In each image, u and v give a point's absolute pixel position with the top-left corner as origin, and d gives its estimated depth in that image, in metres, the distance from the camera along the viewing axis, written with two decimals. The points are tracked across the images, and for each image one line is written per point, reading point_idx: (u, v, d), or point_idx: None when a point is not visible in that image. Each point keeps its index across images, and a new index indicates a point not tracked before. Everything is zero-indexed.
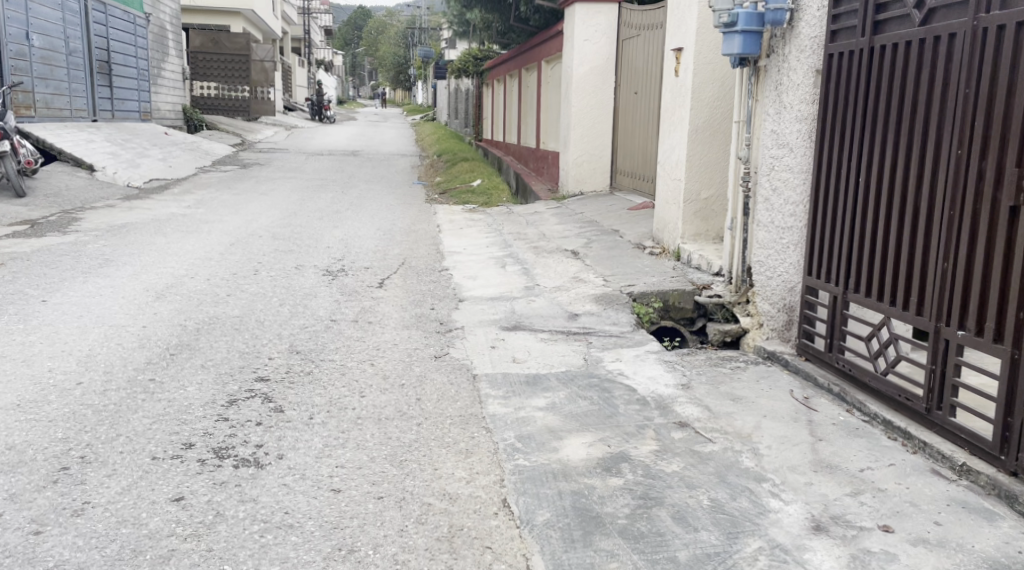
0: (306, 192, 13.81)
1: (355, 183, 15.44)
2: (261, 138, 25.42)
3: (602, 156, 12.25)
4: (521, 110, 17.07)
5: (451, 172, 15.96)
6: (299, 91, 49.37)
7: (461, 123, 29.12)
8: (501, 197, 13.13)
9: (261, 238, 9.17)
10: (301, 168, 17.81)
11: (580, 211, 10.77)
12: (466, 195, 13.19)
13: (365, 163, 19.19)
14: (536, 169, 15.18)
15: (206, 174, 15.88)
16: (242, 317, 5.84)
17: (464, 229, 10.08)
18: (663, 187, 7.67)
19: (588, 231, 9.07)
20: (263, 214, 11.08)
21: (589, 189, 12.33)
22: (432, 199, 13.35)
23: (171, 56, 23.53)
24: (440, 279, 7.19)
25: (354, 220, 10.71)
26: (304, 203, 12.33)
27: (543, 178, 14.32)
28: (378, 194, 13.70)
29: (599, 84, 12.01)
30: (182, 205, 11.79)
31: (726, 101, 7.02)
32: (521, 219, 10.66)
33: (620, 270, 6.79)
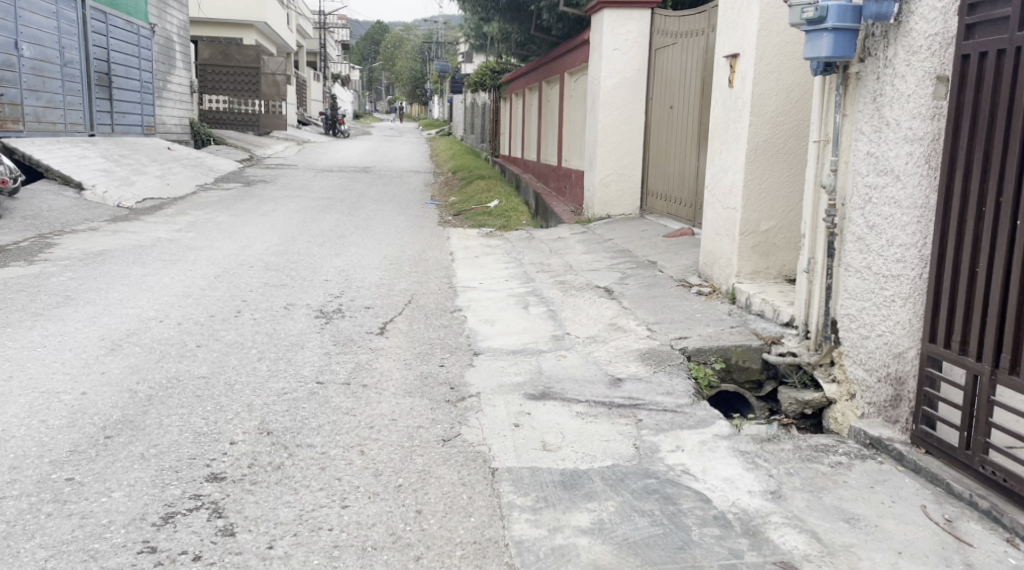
0: (310, 213, 12.78)
1: (363, 202, 14.41)
2: (270, 154, 24.47)
3: (631, 176, 11.18)
4: (542, 125, 16.03)
5: (467, 191, 14.88)
6: (313, 104, 48.49)
7: (477, 138, 28.16)
8: (521, 219, 12.05)
9: (251, 269, 8.13)
10: (307, 185, 16.80)
11: (609, 237, 9.69)
12: (482, 217, 12.10)
13: (376, 181, 18.17)
14: (557, 189, 14.13)
15: (206, 193, 14.89)
16: (207, 378, 4.77)
17: (480, 258, 9.02)
18: (713, 215, 6.59)
19: (620, 262, 7.99)
20: (260, 239, 10.07)
21: (617, 212, 11.26)
22: (445, 222, 12.28)
23: (177, 68, 22.62)
24: (451, 324, 6.11)
25: (358, 247, 9.67)
26: (305, 226, 11.29)
27: (566, 199, 13.23)
28: (387, 216, 12.66)
29: (630, 97, 10.96)
30: (172, 228, 10.77)
31: (792, 116, 5.93)
32: (543, 246, 9.59)
33: (666, 315, 5.71)
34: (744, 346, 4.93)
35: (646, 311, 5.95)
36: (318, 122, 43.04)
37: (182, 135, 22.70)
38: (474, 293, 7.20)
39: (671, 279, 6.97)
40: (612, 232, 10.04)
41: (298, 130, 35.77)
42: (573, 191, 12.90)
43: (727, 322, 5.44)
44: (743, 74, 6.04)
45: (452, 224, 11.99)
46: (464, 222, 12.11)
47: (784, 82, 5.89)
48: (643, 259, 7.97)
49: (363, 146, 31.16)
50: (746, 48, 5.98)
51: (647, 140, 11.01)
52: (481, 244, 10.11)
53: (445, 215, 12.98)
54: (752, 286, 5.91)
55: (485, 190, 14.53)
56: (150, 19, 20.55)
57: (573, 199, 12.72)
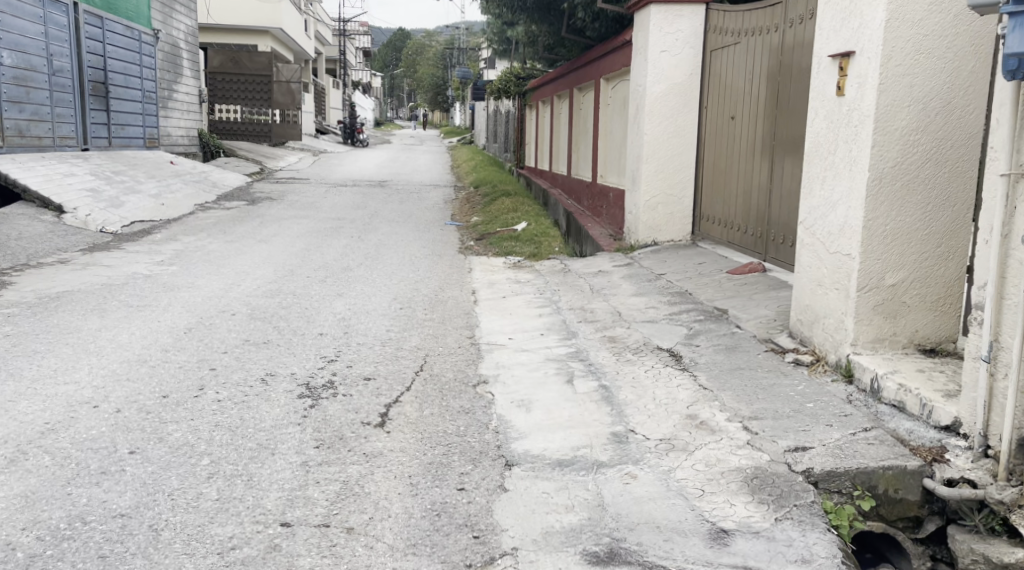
0: (315, 237, 11.37)
1: (376, 223, 13.01)
2: (282, 166, 23.13)
3: (681, 197, 9.71)
4: (573, 136, 14.63)
5: (492, 209, 13.45)
6: (333, 113, 47.28)
7: (500, 147, 26.80)
8: (552, 244, 10.60)
9: (232, 320, 6.69)
10: (316, 203, 15.39)
11: (661, 271, 8.23)
12: (508, 242, 10.64)
13: (392, 197, 16.76)
14: (591, 209, 12.69)
15: (205, 213, 13.53)
16: (127, 520, 3.34)
17: (511, 301, 7.57)
18: (811, 259, 5.14)
19: (681, 309, 6.53)
20: (254, 274, 8.67)
21: (665, 238, 9.79)
22: (466, 247, 10.83)
23: (184, 76, 21.33)
24: (472, 410, 4.67)
25: (366, 284, 8.24)
26: (308, 255, 9.89)
27: (603, 222, 11.76)
28: (402, 241, 11.24)
29: (681, 106, 9.52)
30: (155, 260, 9.39)
31: (931, 134, 4.47)
32: (582, 283, 8.14)
33: (765, 403, 4.24)
34: (896, 470, 3.48)
35: (733, 393, 4.48)
36: (336, 131, 41.76)
37: (190, 147, 21.42)
38: (501, 355, 5.75)
39: (752, 337, 5.49)
40: (661, 265, 8.60)
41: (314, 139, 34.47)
42: (611, 212, 11.43)
43: (853, 421, 3.97)
44: (859, 79, 4.59)
45: (474, 251, 10.53)
46: (487, 248, 10.65)
47: (921, 89, 4.42)
48: (709, 306, 6.50)
49: (381, 156, 29.81)
50: (865, 44, 4.53)
51: (701, 156, 9.55)
52: (507, 279, 8.67)
53: (467, 239, 11.52)
54: (877, 361, 4.46)
55: (513, 209, 13.08)
56: (155, 25, 19.24)
57: (612, 221, 11.24)
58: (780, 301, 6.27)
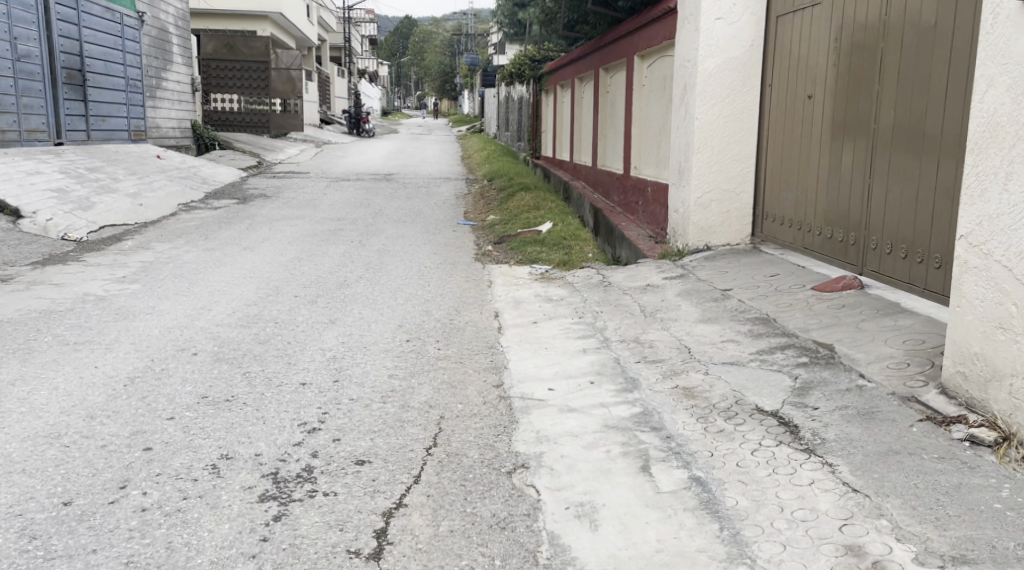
0: (310, 242, 9.89)
1: (380, 223, 11.52)
2: (282, 159, 21.64)
3: (739, 193, 8.25)
4: (602, 123, 13.19)
5: (511, 206, 12.00)
6: (337, 102, 45.68)
7: (512, 136, 25.27)
8: (586, 250, 9.12)
9: (190, 364, 5.20)
10: (314, 200, 13.89)
11: (728, 285, 6.76)
12: (532, 246, 9.21)
13: (399, 192, 15.26)
14: (625, 205, 11.22)
15: (189, 214, 12.06)
16: None
17: (544, 329, 6.11)
18: (981, 289, 3.66)
19: (770, 344, 5.05)
20: (231, 293, 7.19)
21: (719, 241, 8.33)
22: (484, 253, 9.39)
23: (175, 64, 19.83)
24: (509, 525, 3.23)
25: (365, 308, 6.77)
26: (300, 267, 8.43)
27: (641, 222, 10.31)
28: (408, 246, 9.75)
29: (740, 84, 8.06)
30: (117, 274, 7.92)
31: None
32: (630, 302, 6.67)
33: (968, 532, 2.91)
34: None
35: (902, 503, 3.09)
36: (341, 121, 40.20)
37: (182, 140, 19.95)
38: (540, 417, 4.29)
39: (888, 395, 3.98)
40: (722, 277, 7.11)
41: (318, 130, 32.89)
42: (649, 211, 9.98)
43: None
44: None
45: (493, 258, 9.09)
46: (509, 254, 9.21)
47: None
48: (806, 340, 5.02)
49: (387, 147, 28.29)
50: None
51: (764, 144, 8.08)
52: (535, 297, 7.20)
53: (485, 242, 10.07)
54: None
55: (535, 206, 11.64)
56: (141, 8, 17.73)
57: (652, 222, 9.78)
58: (904, 336, 4.79)
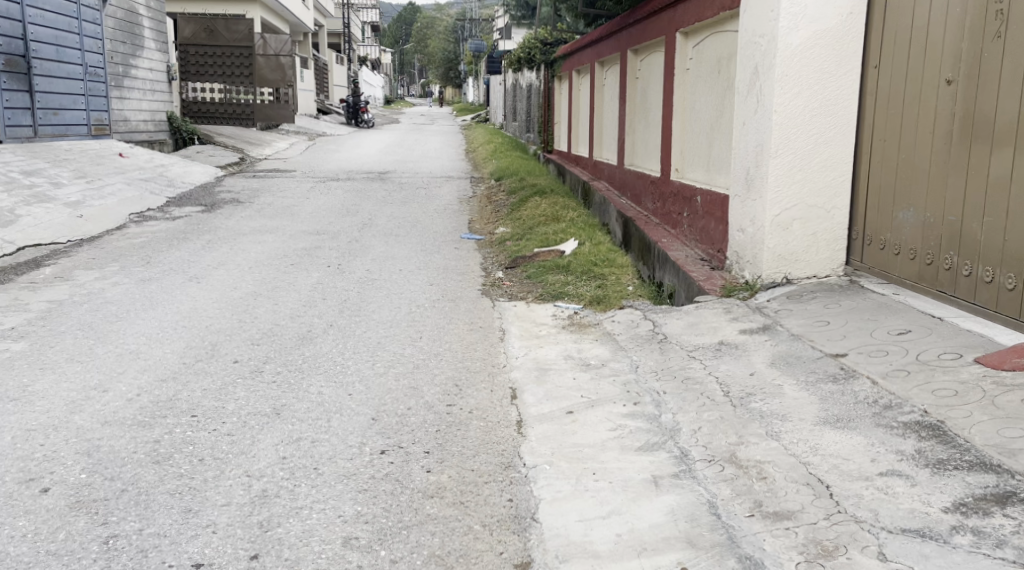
0: (275, 268, 7.93)
1: (365, 239, 9.56)
2: (268, 154, 19.63)
3: (828, 210, 6.33)
4: (633, 115, 11.27)
5: (525, 214, 10.09)
6: (336, 89, 43.53)
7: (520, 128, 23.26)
8: (624, 279, 7.18)
9: (26, 521, 3.23)
10: (294, 207, 11.89)
11: (841, 349, 4.82)
12: (556, 274, 7.34)
13: (393, 195, 13.25)
14: (666, 215, 9.29)
15: (141, 226, 10.10)
16: None
17: (586, 425, 4.18)
18: None
19: (967, 485, 3.13)
20: (145, 356, 5.21)
21: (802, 272, 6.41)
22: (494, 281, 7.49)
23: (148, 49, 17.77)
24: None
25: (329, 385, 4.79)
26: (254, 308, 6.46)
27: (687, 239, 8.40)
28: (397, 273, 7.79)
29: (833, 65, 6.13)
30: (7, 322, 5.94)
31: None
32: (703, 374, 4.73)
33: None
34: None
35: None
36: (339, 110, 38.15)
37: (156, 134, 17.98)
38: None
39: None
40: (826, 332, 5.18)
41: (311, 120, 30.76)
42: (699, 225, 8.06)
43: None
44: None
45: (506, 289, 7.22)
46: (526, 284, 7.33)
47: None
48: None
49: (384, 139, 26.25)
50: None
51: (862, 145, 6.20)
52: (566, 359, 5.26)
53: (495, 263, 8.18)
54: None
55: (554, 215, 9.72)
56: None
57: (703, 241, 7.88)
58: None
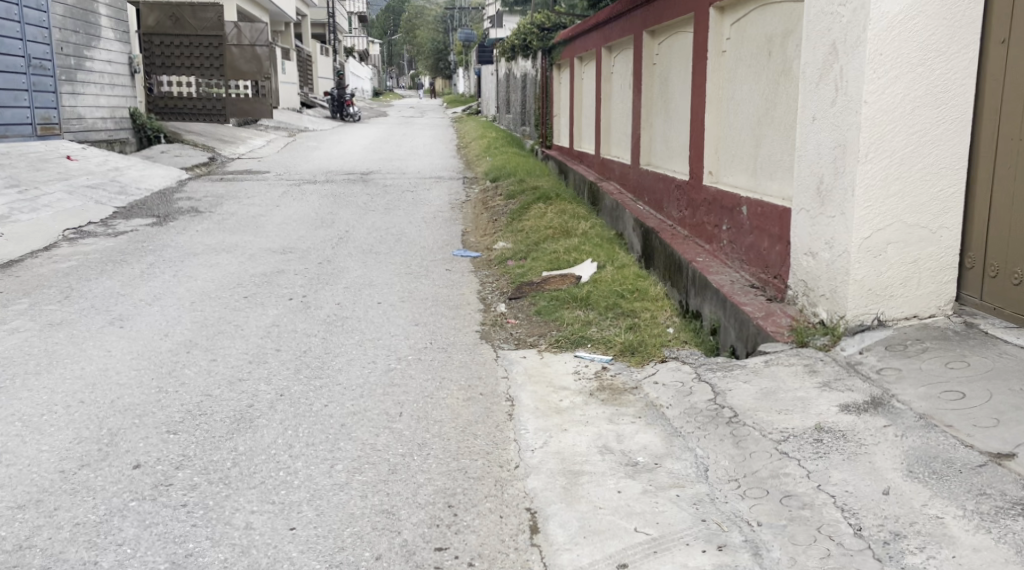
0: (224, 302, 6.44)
1: (339, 259, 8.06)
2: (242, 153, 18.08)
3: (934, 230, 4.87)
4: (651, 106, 9.81)
5: (531, 226, 8.62)
6: (321, 82, 41.94)
7: (515, 120, 21.69)
8: (660, 317, 5.70)
9: None
10: (262, 217, 10.39)
11: (1008, 448, 3.32)
12: (574, 309, 5.86)
13: (376, 201, 11.73)
14: (698, 228, 7.82)
15: (75, 245, 8.59)
16: None
17: None
18: None
19: None
20: (7, 458, 3.73)
21: (899, 312, 4.93)
22: (497, 319, 6.02)
23: (105, 39, 16.18)
24: None
25: (263, 511, 3.31)
26: (183, 365, 4.97)
27: (729, 258, 6.93)
28: (374, 309, 6.29)
29: (943, 41, 4.70)
30: None
31: None
32: (809, 488, 3.24)
33: None
34: None
35: None
36: (324, 104, 36.56)
37: (116, 133, 16.46)
38: None
39: None
40: (967, 411, 3.71)
41: (292, 114, 29.14)
42: (745, 243, 6.60)
43: None
44: None
45: (510, 331, 5.73)
46: (537, 322, 5.85)
47: None
48: None
49: (370, 135, 24.64)
50: None
51: (979, 145, 4.78)
52: (603, 454, 3.78)
53: (498, 293, 6.70)
54: None
55: (565, 228, 8.25)
56: None
57: (753, 263, 6.41)
58: None
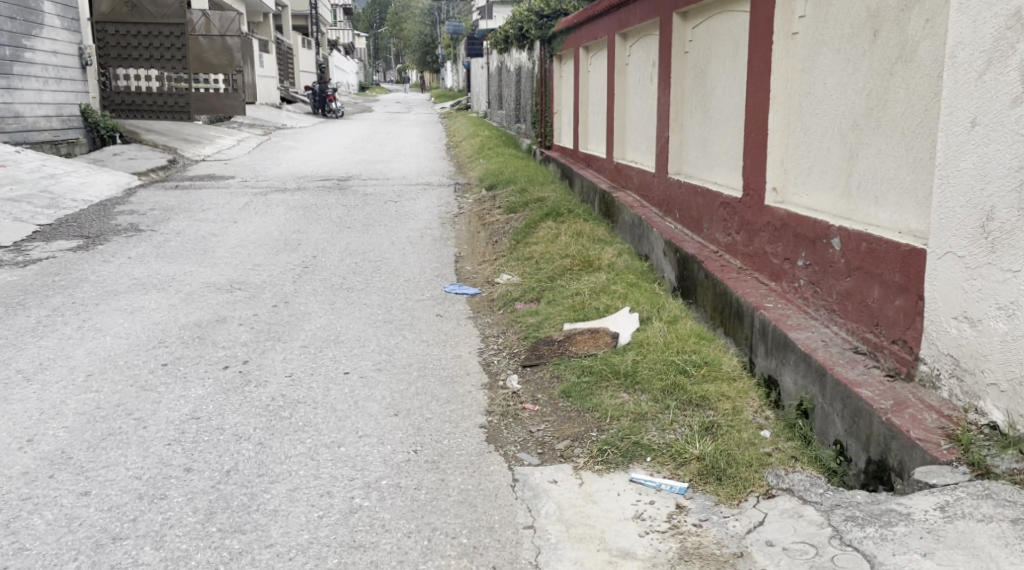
0: (132, 377, 4.72)
1: (300, 301, 6.33)
2: (207, 154, 16.31)
3: None
4: (682, 104, 8.14)
5: (544, 256, 6.92)
6: (303, 76, 40.07)
7: (509, 118, 19.96)
8: (743, 405, 3.99)
9: None
10: (212, 238, 8.66)
11: None
12: (618, 394, 4.15)
13: (353, 214, 10.01)
14: (757, 260, 6.11)
15: None
16: None
17: None
18: None
19: None
20: None
21: None
22: (510, 405, 4.30)
23: (49, 26, 14.38)
24: None
25: None
26: (33, 506, 3.29)
27: (810, 306, 5.24)
28: (337, 386, 4.57)
29: None
30: None
31: None
32: None
33: None
34: None
35: None
36: (306, 99, 34.71)
37: (64, 133, 14.70)
38: None
39: None
40: None
41: (269, 109, 27.30)
42: (838, 289, 4.90)
43: None
44: None
45: (530, 428, 4.02)
46: (566, 412, 4.13)
47: None
48: None
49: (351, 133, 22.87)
50: None
51: None
52: None
53: (510, 360, 5.00)
54: None
55: (586, 259, 6.56)
56: None
57: (855, 319, 4.69)
58: None
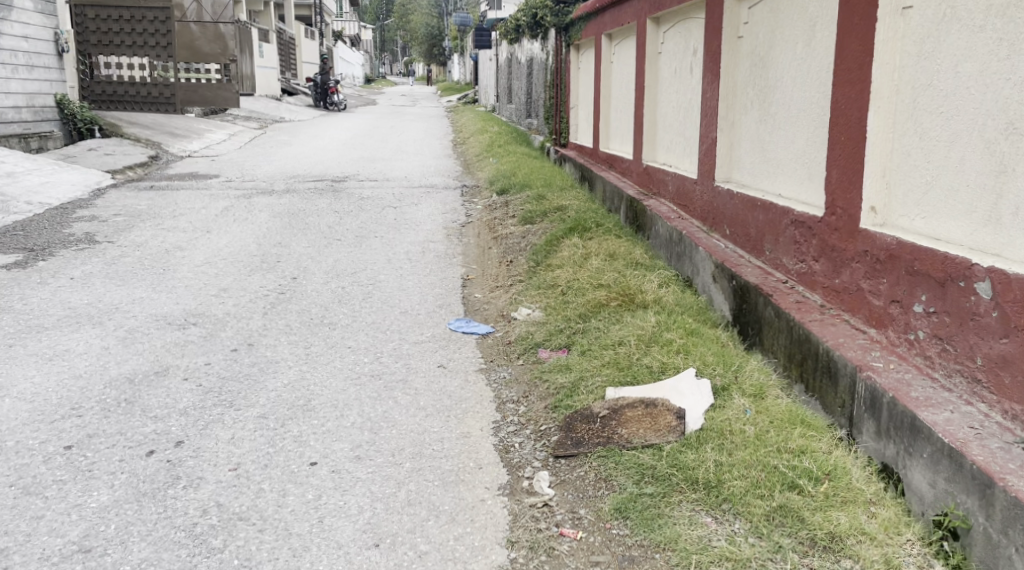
0: (16, 471, 3.43)
1: (266, 344, 5.03)
2: (193, 150, 15.01)
3: None
4: (732, 98, 6.80)
5: (572, 285, 5.61)
6: (305, 67, 38.73)
7: (520, 112, 18.62)
8: (863, 540, 2.99)
9: None
10: (176, 252, 7.35)
11: None
12: (700, 521, 3.06)
13: (345, 222, 8.71)
14: (845, 298, 4.80)
15: None
16: None
17: None
18: None
19: None
20: None
21: None
22: (540, 530, 3.14)
23: (20, 8, 13.07)
24: None
25: None
26: None
27: (936, 370, 3.94)
28: (296, 491, 3.31)
29: None
30: None
31: None
32: None
33: None
34: None
35: None
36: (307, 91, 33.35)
37: (36, 126, 13.42)
38: None
39: None
40: None
41: (266, 101, 25.90)
42: (987, 354, 3.62)
43: None
44: None
45: None
46: (625, 546, 3.05)
47: None
48: None
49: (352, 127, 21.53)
50: None
51: None
52: None
53: (536, 445, 3.69)
54: None
55: (626, 292, 5.22)
56: None
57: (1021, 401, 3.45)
58: None
